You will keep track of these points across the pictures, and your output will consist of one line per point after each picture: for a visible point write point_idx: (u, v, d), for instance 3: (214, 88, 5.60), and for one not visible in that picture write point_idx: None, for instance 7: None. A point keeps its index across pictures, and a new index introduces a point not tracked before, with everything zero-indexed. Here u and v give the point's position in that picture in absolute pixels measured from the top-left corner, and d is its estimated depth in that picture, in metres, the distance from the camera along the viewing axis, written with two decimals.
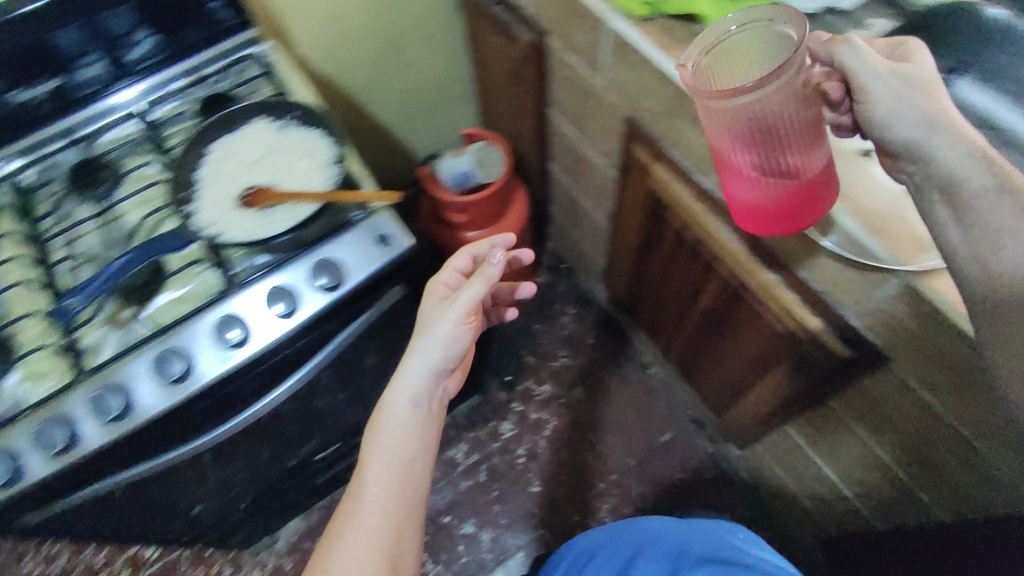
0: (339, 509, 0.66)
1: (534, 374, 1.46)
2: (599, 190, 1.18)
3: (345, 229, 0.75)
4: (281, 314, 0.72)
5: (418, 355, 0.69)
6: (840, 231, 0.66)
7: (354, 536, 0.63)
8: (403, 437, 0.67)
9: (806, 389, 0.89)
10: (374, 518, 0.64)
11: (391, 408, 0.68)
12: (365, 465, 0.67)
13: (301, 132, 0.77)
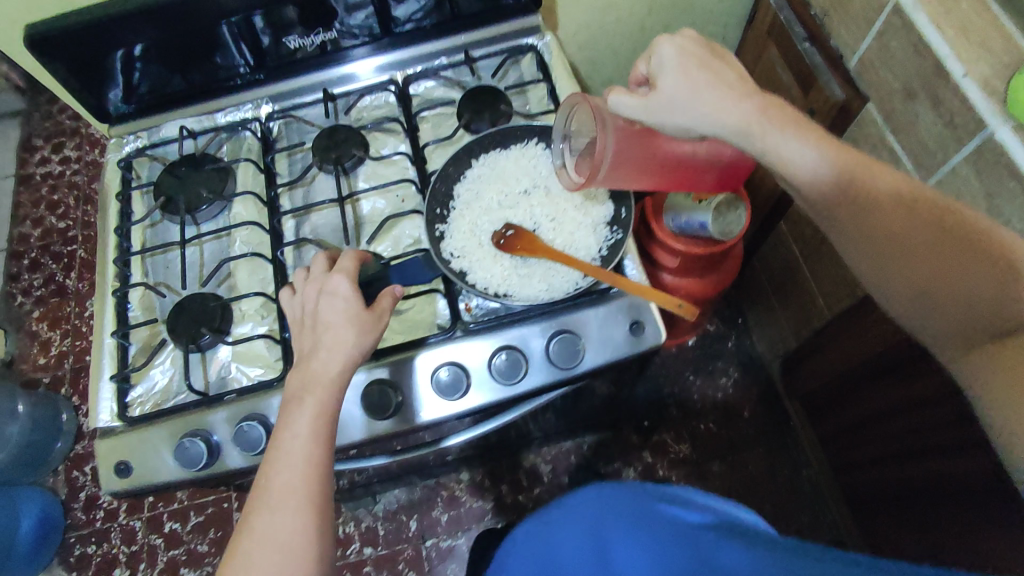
0: (242, 524, 0.54)
1: (674, 429, 1.34)
2: (841, 279, 1.00)
3: (595, 300, 0.65)
4: (500, 376, 0.63)
5: (322, 351, 0.59)
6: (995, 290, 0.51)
7: (262, 561, 0.52)
8: (318, 439, 0.56)
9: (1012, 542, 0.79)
10: (289, 542, 0.52)
11: (299, 408, 0.57)
12: (273, 469, 0.55)
13: None
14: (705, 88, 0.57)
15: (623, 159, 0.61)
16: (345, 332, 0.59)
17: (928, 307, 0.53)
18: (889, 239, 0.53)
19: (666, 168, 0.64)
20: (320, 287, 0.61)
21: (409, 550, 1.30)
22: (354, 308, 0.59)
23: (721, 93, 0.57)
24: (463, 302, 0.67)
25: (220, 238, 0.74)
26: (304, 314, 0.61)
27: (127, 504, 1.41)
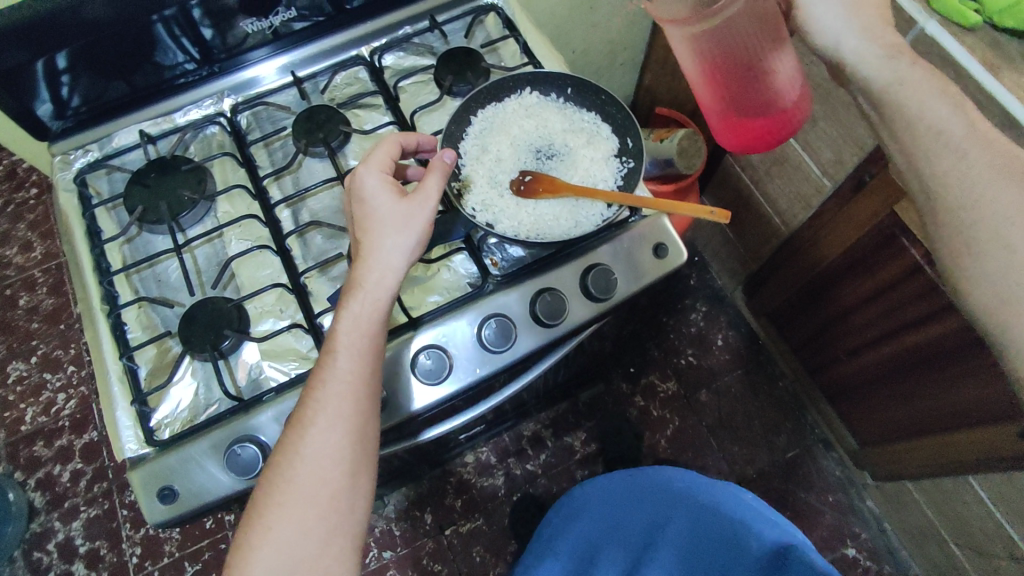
0: (287, 428, 0.56)
1: (659, 369, 1.40)
2: (793, 194, 1.09)
3: (618, 232, 0.67)
4: (538, 318, 0.64)
5: (364, 261, 0.58)
6: None
7: (299, 474, 0.55)
8: (361, 358, 0.57)
9: (988, 405, 0.87)
10: (330, 454, 0.55)
11: (342, 316, 0.57)
12: (318, 383, 0.56)
13: (577, 112, 0.69)
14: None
15: (726, 21, 0.57)
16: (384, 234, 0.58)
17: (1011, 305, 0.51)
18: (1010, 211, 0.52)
19: (735, 55, 0.60)
20: (354, 180, 0.60)
21: (430, 543, 1.28)
22: (390, 198, 0.59)
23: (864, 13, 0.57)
24: (487, 258, 0.67)
25: (212, 240, 0.70)
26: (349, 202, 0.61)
27: (107, 573, 1.28)
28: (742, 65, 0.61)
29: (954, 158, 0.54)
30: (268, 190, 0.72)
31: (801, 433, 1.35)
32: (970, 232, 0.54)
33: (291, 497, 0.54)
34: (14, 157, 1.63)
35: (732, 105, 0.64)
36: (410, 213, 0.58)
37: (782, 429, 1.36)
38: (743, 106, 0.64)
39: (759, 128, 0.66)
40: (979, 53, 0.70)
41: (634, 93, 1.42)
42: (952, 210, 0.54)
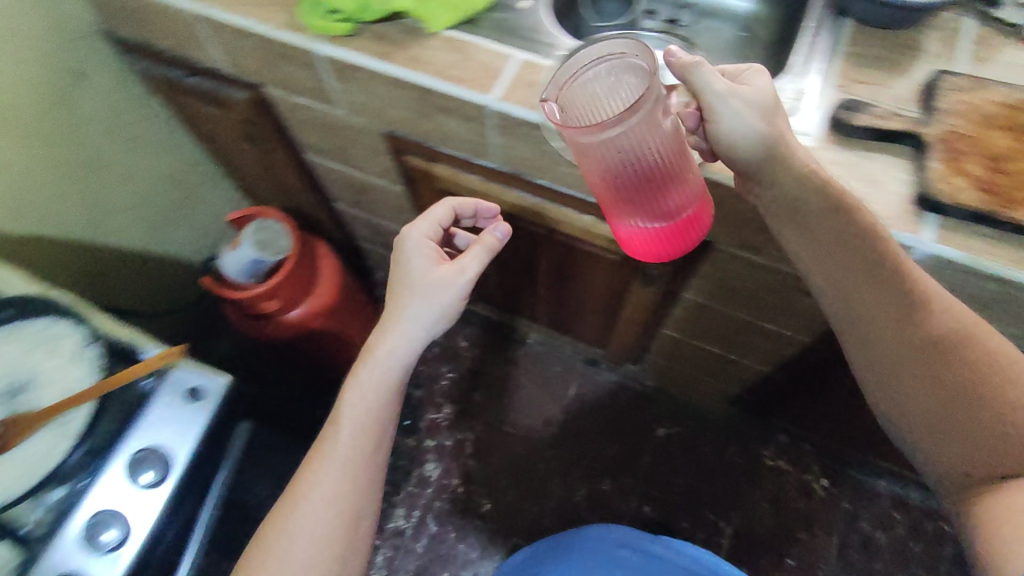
0: (276, 515, 0.66)
1: (429, 403, 1.40)
2: (395, 208, 1.13)
3: (144, 407, 0.62)
4: (111, 544, 0.57)
5: (380, 343, 0.69)
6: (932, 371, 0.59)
7: (285, 549, 0.63)
8: (369, 428, 0.68)
9: (614, 278, 0.96)
10: (308, 531, 0.64)
11: (361, 385, 0.69)
12: (314, 463, 0.67)
13: (16, 327, 0.62)
14: (768, 110, 0.58)
15: (620, 135, 0.50)
16: (419, 300, 0.68)
17: (959, 405, 0.58)
18: (917, 303, 0.58)
19: (626, 169, 0.53)
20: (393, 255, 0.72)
21: None
22: (428, 260, 0.70)
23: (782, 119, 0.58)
24: (25, 520, 0.58)
25: None
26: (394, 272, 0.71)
27: None
28: (637, 174, 0.54)
29: (895, 316, 0.59)
30: None
31: (569, 366, 1.43)
32: (937, 331, 0.59)
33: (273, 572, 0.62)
34: None
35: (636, 217, 0.57)
36: (449, 283, 0.68)
37: (552, 374, 1.42)
38: (652, 215, 0.57)
39: (666, 234, 0.58)
40: (369, 49, 0.75)
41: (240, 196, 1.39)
42: (920, 337, 0.59)
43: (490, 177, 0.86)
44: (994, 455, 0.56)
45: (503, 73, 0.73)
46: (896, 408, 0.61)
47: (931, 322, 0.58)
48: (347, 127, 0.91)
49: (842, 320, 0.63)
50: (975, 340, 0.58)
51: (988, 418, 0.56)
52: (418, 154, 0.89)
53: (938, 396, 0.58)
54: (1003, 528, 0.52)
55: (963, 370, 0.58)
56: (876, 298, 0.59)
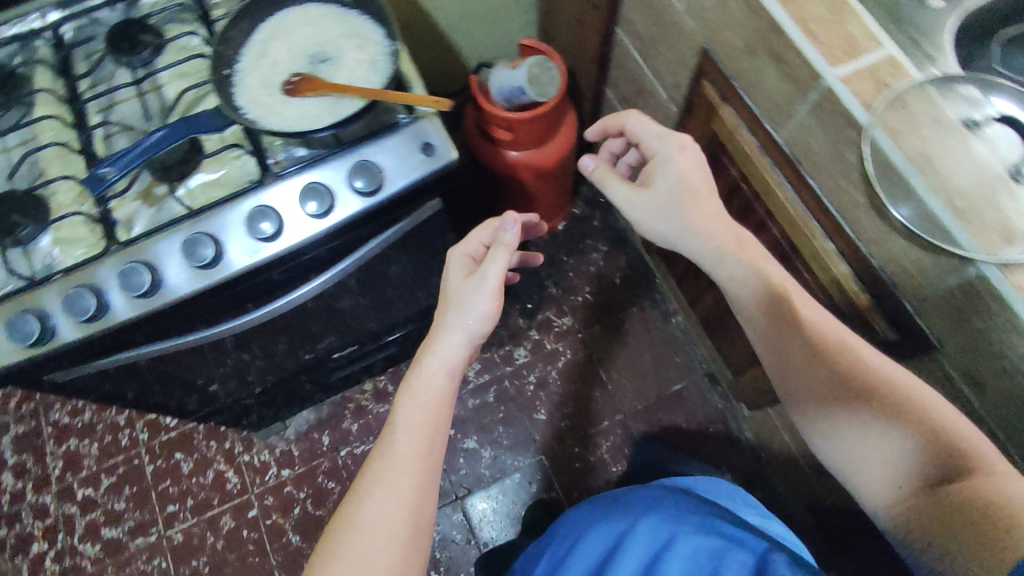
0: (362, 475, 0.65)
1: (556, 305, 1.45)
2: (654, 124, 1.11)
3: (390, 134, 0.71)
4: (272, 231, 0.69)
5: (444, 331, 0.71)
6: (840, 408, 0.63)
7: (376, 500, 0.62)
8: (418, 422, 0.67)
9: None
10: (398, 488, 0.63)
11: (415, 391, 0.69)
12: (395, 434, 0.66)
13: (333, 14, 0.72)
14: (675, 204, 0.74)
15: None
16: (451, 310, 0.71)
17: (883, 408, 0.61)
18: (830, 348, 0.65)
19: None
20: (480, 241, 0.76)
21: (326, 463, 1.37)
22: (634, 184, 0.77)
23: (678, 202, 0.74)
24: (270, 158, 0.72)
25: (25, 143, 0.74)
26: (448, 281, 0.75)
27: (33, 483, 1.40)
28: None
29: (805, 360, 0.65)
30: (78, 93, 0.76)
31: (690, 369, 1.39)
32: (798, 316, 0.67)
33: (370, 521, 0.61)
34: None
35: None
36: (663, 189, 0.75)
37: (671, 360, 1.40)
38: None
39: None
40: None
41: (537, 35, 1.45)
42: (834, 364, 0.64)
43: (768, 153, 0.81)
44: (928, 466, 0.58)
45: (865, 55, 0.66)
46: (832, 430, 0.64)
47: (828, 348, 0.65)
48: (675, 23, 0.89)
49: (773, 372, 0.69)
50: (870, 396, 0.62)
51: (898, 425, 0.60)
52: (716, 88, 0.86)
53: (871, 414, 0.61)
54: (938, 518, 0.55)
55: (866, 413, 0.62)
56: (786, 355, 0.67)
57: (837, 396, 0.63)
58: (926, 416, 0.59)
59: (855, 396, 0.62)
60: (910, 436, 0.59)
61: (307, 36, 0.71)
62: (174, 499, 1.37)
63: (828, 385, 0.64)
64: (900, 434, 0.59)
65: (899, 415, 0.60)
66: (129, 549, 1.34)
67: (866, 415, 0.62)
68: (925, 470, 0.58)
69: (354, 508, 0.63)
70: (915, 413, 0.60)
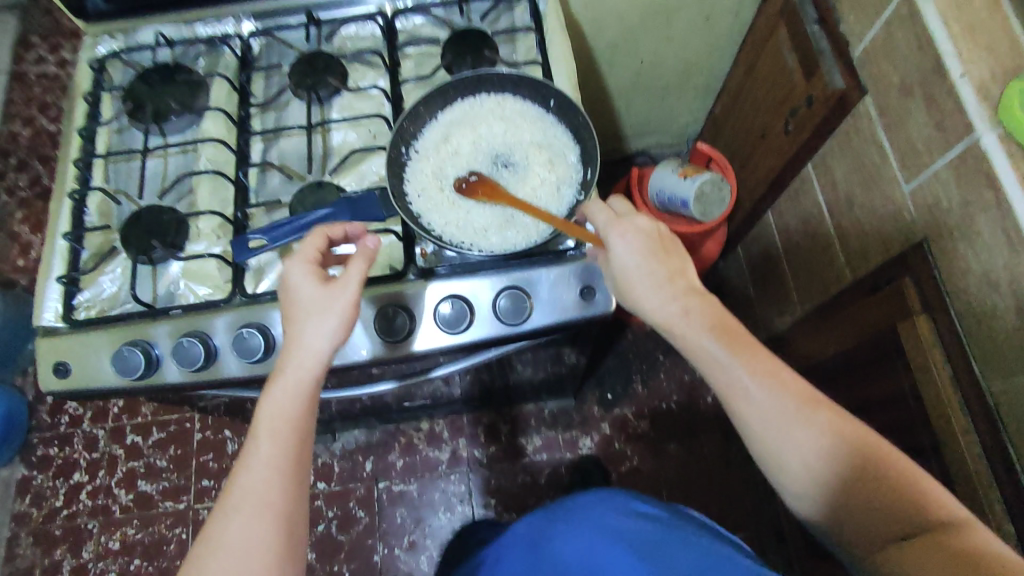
0: (204, 530, 0.54)
1: (637, 405, 1.35)
2: (815, 275, 0.99)
3: (553, 262, 0.64)
4: (401, 331, 0.63)
5: (300, 341, 0.58)
6: (803, 443, 0.52)
7: (225, 549, 0.52)
8: (265, 446, 0.55)
9: None
10: (244, 547, 0.52)
11: (263, 412, 0.57)
12: (237, 472, 0.55)
13: (531, 114, 0.65)
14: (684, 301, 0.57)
15: None
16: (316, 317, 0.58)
17: (861, 459, 0.52)
18: (710, 336, 0.56)
19: None
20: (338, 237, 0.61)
21: (361, 489, 1.34)
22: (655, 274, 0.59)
23: (659, 271, 0.58)
24: (419, 248, 0.67)
25: (186, 152, 0.73)
26: (287, 301, 0.59)
27: (92, 412, 1.43)
28: None
29: (770, 389, 0.54)
30: (250, 120, 0.74)
31: (760, 522, 1.27)
32: (697, 340, 0.56)
33: (219, 572, 0.51)
34: None
35: None
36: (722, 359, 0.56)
37: (743, 505, 1.28)
38: None
39: None
40: None
41: (704, 121, 1.34)
42: (791, 380, 0.55)
43: (964, 393, 0.68)
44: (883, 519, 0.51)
45: None
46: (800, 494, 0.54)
47: (771, 383, 0.54)
48: (890, 199, 0.77)
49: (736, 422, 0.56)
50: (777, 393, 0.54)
51: (845, 454, 0.52)
52: (922, 294, 0.73)
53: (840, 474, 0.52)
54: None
55: (814, 443, 0.52)
56: (748, 399, 0.54)
57: (745, 387, 0.54)
58: (861, 441, 0.53)
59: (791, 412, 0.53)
60: (862, 471, 0.51)
61: (497, 130, 0.65)
62: (212, 474, 1.37)
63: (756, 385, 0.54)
64: (855, 458, 0.52)
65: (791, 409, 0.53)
66: (157, 508, 1.36)
67: (794, 431, 0.53)
68: (884, 521, 0.51)
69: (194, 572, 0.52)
70: (837, 431, 0.53)
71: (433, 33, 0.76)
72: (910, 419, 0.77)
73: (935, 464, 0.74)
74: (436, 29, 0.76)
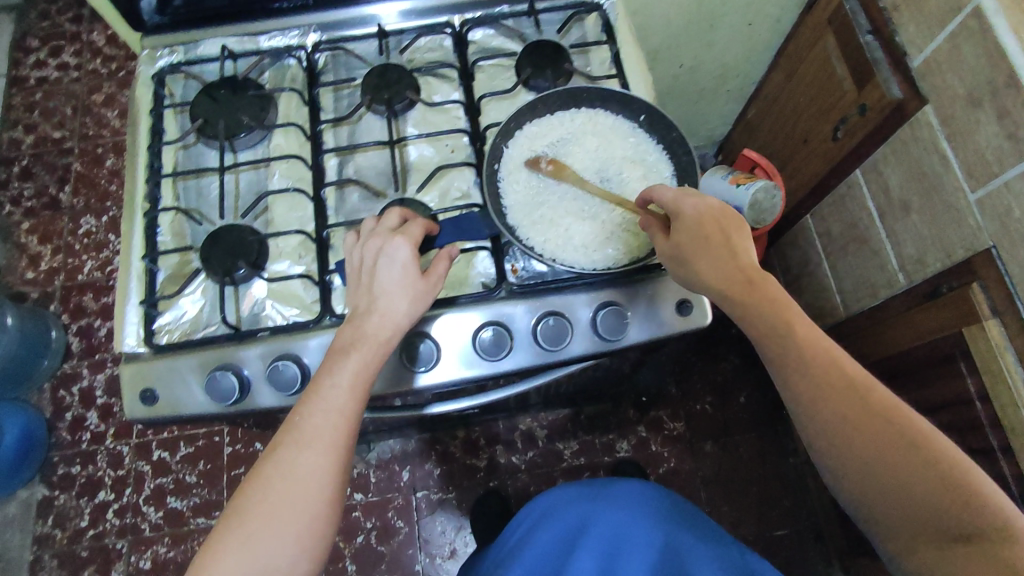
0: (268, 454, 0.55)
1: (672, 406, 1.37)
2: (864, 278, 1.01)
3: (643, 278, 0.65)
4: (493, 348, 0.63)
5: (375, 314, 0.57)
6: (823, 393, 0.54)
7: (279, 491, 0.53)
8: (324, 404, 0.55)
9: None
10: (306, 481, 0.53)
11: (342, 360, 0.56)
12: (306, 411, 0.55)
13: (612, 131, 0.67)
14: (734, 272, 0.56)
15: None
16: (394, 296, 0.57)
17: (878, 418, 0.52)
18: (746, 288, 0.56)
19: None
20: (376, 246, 0.59)
21: (399, 499, 1.33)
22: (719, 241, 0.57)
23: (712, 241, 0.57)
24: (509, 262, 0.66)
25: (257, 168, 0.72)
26: (359, 265, 0.59)
27: (115, 428, 1.39)
28: None
29: (798, 338, 0.55)
30: (322, 135, 0.72)
31: (798, 518, 1.29)
32: (753, 306, 0.56)
33: (271, 516, 0.52)
34: (90, 14, 1.73)
35: None
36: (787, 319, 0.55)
37: (781, 502, 1.30)
38: None
39: None
40: None
41: (734, 124, 1.35)
42: (813, 336, 0.55)
43: None
44: (894, 473, 0.52)
45: None
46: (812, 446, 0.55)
47: (800, 338, 0.55)
48: (952, 207, 0.79)
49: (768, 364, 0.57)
50: (813, 354, 0.54)
51: (863, 408, 0.53)
52: (990, 298, 0.76)
53: (850, 425, 0.53)
54: (921, 532, 0.52)
55: (836, 393, 0.53)
56: (779, 343, 0.55)
57: (771, 336, 0.55)
58: (881, 396, 0.53)
59: (814, 364, 0.54)
60: (879, 428, 0.52)
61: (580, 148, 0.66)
62: None
63: (780, 336, 0.55)
64: (874, 412, 0.53)
65: (815, 365, 0.54)
66: (188, 525, 1.33)
67: (818, 383, 0.54)
68: (886, 472, 0.52)
69: (255, 491, 0.53)
70: (858, 386, 0.53)
71: (509, 47, 0.75)
72: (978, 420, 0.80)
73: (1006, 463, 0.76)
74: (509, 43, 0.76)
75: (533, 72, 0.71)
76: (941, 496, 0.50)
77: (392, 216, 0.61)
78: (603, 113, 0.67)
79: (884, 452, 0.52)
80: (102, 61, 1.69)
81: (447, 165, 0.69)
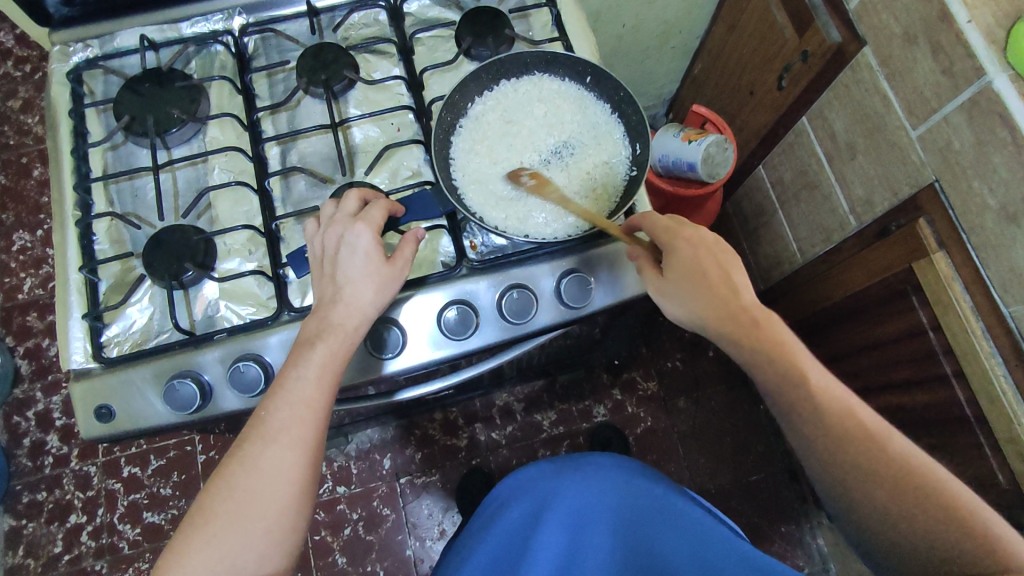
0: (234, 450, 0.54)
1: (645, 366, 1.39)
2: (817, 224, 1.03)
3: (605, 242, 0.64)
4: (461, 327, 0.62)
5: (340, 304, 0.55)
6: (814, 423, 0.57)
7: (247, 488, 0.52)
8: (291, 397, 0.54)
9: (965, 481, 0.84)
10: (274, 475, 0.52)
11: (308, 351, 0.55)
12: (272, 404, 0.54)
13: (563, 96, 0.66)
14: (715, 306, 0.58)
15: None
16: (362, 287, 0.56)
17: (868, 449, 0.56)
18: (732, 326, 0.58)
19: None
20: (336, 233, 0.57)
21: (383, 487, 1.32)
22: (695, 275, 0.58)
23: (693, 279, 0.58)
24: (468, 238, 0.65)
25: (195, 164, 0.68)
26: (321, 253, 0.57)
27: (78, 450, 1.34)
28: None
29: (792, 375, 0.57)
30: (260, 124, 0.69)
31: (772, 460, 1.34)
32: (745, 342, 0.58)
33: (238, 511, 0.51)
34: None
35: None
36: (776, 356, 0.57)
37: (754, 447, 1.35)
38: None
39: None
40: None
41: (683, 80, 1.35)
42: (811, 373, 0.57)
43: (987, 322, 0.74)
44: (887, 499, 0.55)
45: None
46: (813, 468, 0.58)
47: (793, 374, 0.57)
48: (895, 146, 0.81)
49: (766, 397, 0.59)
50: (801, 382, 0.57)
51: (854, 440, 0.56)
52: (937, 232, 0.78)
53: (841, 445, 0.56)
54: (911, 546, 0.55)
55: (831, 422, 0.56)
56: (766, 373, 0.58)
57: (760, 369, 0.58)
58: (872, 432, 0.56)
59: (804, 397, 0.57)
60: (873, 459, 0.55)
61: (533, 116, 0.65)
62: None
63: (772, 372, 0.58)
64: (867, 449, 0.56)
65: (803, 403, 0.57)
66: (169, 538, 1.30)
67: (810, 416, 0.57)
68: (880, 501, 0.55)
69: (222, 487, 0.52)
70: (850, 422, 0.56)
71: (447, 17, 0.73)
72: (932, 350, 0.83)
73: (959, 387, 0.80)
74: (447, 12, 0.73)
75: (475, 40, 0.69)
76: (935, 518, 0.53)
77: (351, 200, 0.58)
78: (553, 78, 0.66)
79: (875, 483, 0.55)
80: (14, 64, 1.57)
81: (394, 143, 0.67)
